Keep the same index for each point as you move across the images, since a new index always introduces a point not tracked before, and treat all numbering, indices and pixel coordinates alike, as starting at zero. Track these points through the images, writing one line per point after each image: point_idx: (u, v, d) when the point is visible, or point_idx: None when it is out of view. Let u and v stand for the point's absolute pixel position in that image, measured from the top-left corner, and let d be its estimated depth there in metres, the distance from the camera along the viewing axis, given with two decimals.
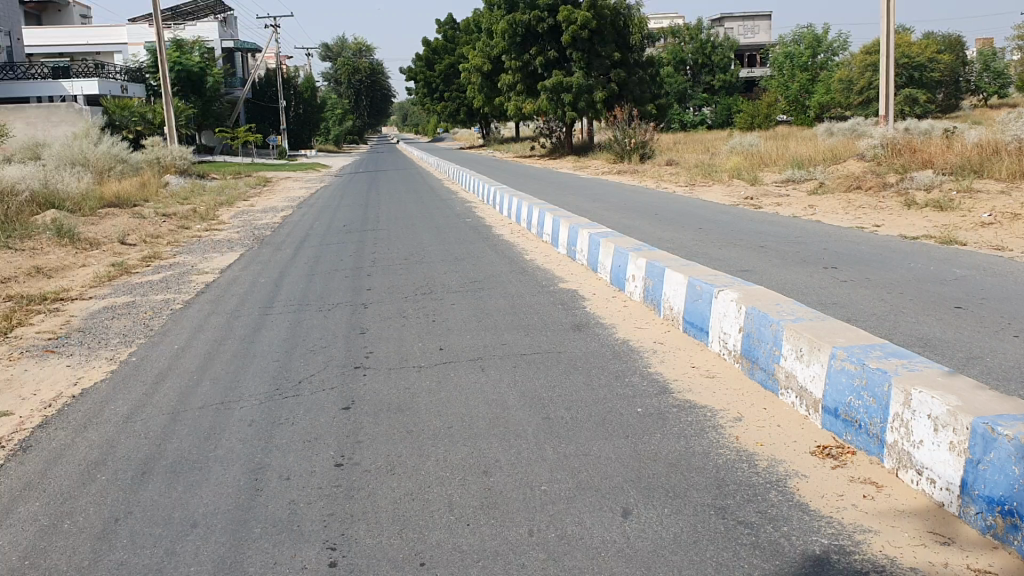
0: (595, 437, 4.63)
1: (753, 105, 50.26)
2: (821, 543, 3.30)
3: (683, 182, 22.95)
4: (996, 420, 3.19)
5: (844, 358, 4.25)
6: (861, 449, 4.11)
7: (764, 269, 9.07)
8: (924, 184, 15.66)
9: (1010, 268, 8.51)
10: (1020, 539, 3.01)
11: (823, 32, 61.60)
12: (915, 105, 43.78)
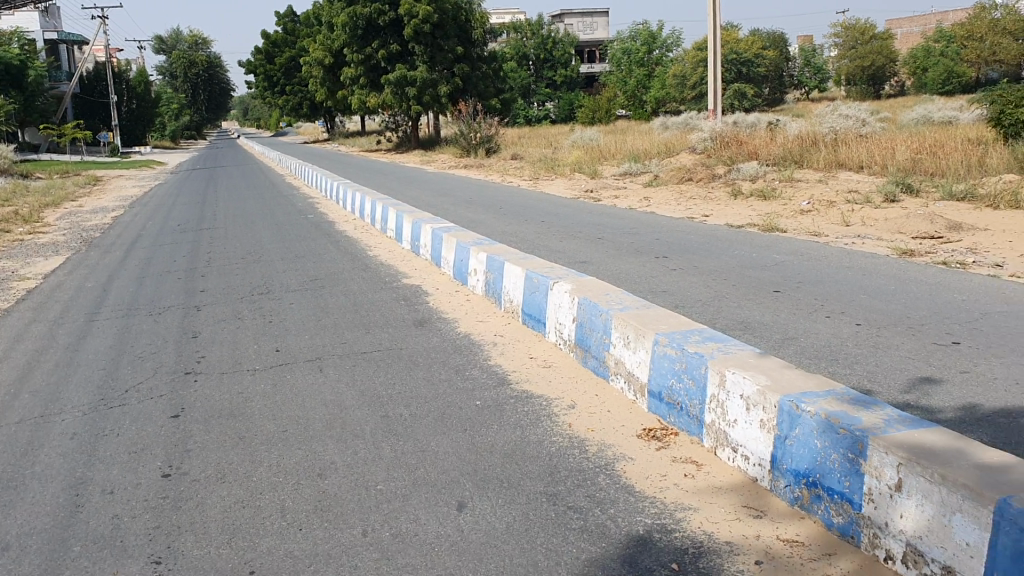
0: (433, 432, 4.63)
1: (594, 100, 51.54)
2: (645, 523, 3.43)
3: (527, 176, 23.25)
4: (800, 397, 3.39)
5: (665, 343, 4.41)
6: (682, 430, 4.28)
7: (600, 260, 9.33)
8: (750, 175, 16.46)
9: (824, 253, 9.07)
10: (823, 508, 3.21)
11: (658, 28, 63.72)
12: (744, 99, 45.99)
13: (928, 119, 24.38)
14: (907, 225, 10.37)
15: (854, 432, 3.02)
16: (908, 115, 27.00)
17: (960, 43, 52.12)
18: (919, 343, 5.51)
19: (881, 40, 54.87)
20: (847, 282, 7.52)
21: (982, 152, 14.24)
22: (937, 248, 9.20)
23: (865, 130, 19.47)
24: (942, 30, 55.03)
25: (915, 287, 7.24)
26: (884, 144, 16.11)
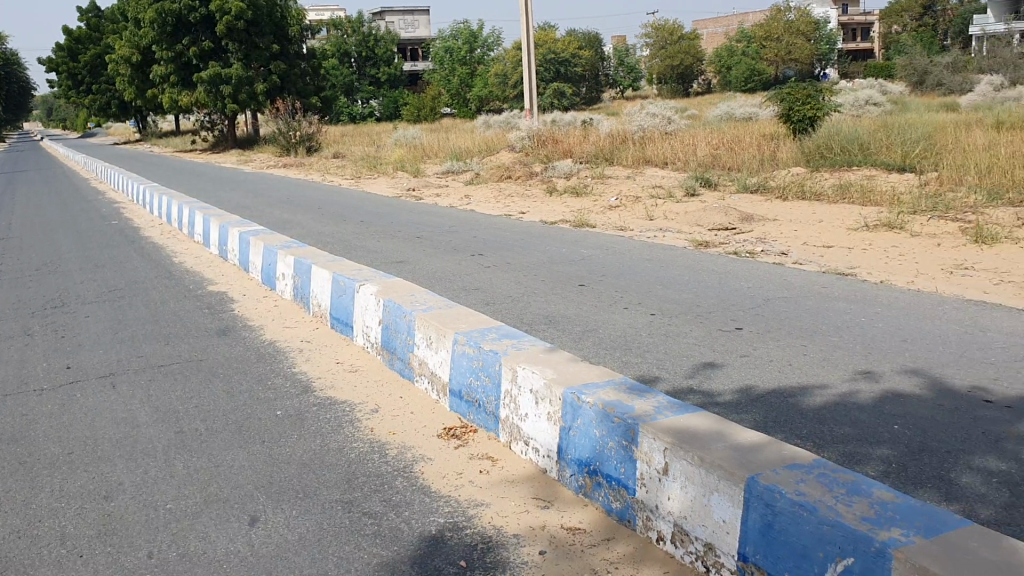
0: (229, 445, 4.50)
1: (419, 99, 51.51)
2: (438, 523, 3.46)
3: (347, 175, 22.95)
4: (582, 389, 3.51)
5: (463, 342, 4.45)
6: (481, 427, 4.35)
7: (415, 259, 9.36)
8: (564, 172, 16.89)
9: (628, 247, 9.46)
10: (604, 494, 3.34)
11: (479, 26, 64.27)
12: (563, 97, 47.25)
13: (730, 116, 25.78)
14: (704, 218, 10.93)
15: (627, 420, 3.16)
16: (712, 112, 28.45)
17: (759, 44, 55.53)
18: (707, 330, 5.82)
19: (689, 40, 57.54)
20: (646, 274, 7.86)
21: (773, 148, 15.22)
22: (731, 239, 9.77)
23: (671, 128, 20.42)
24: (744, 31, 58.30)
25: (707, 276, 7.65)
26: (687, 141, 16.94)
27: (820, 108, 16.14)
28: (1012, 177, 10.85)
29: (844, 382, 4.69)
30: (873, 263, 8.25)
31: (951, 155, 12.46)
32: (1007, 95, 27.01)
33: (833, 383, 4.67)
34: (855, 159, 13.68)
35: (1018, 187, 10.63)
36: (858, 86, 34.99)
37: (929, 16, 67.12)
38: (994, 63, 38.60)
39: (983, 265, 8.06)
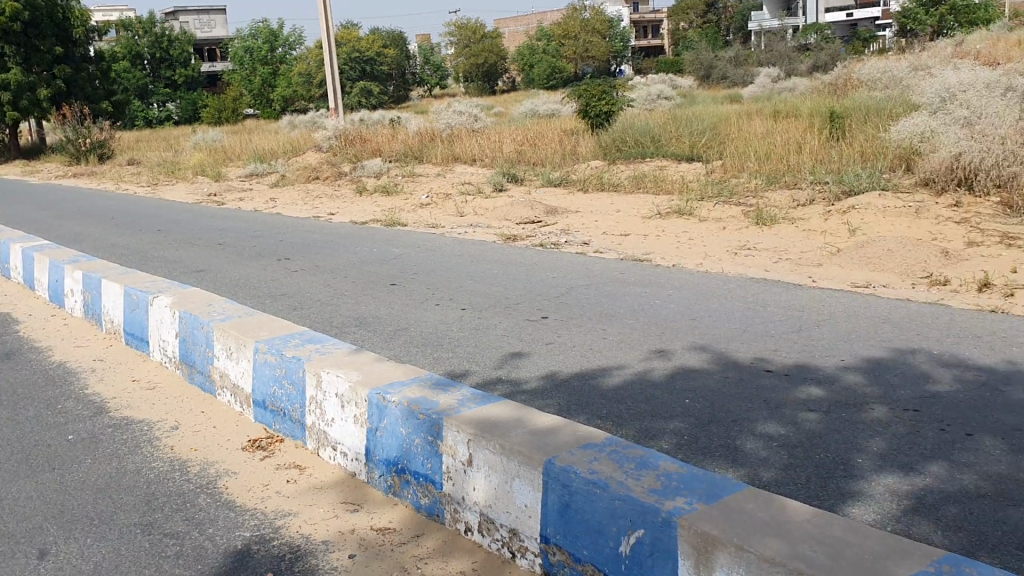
0: (14, 477, 4.19)
1: (220, 100, 49.66)
2: (244, 537, 3.37)
3: (143, 182, 21.81)
4: (386, 389, 3.50)
5: (265, 350, 4.34)
6: (287, 435, 4.26)
7: (217, 267, 9.04)
8: (373, 172, 16.77)
9: (438, 244, 9.52)
10: (412, 492, 3.35)
11: (279, 25, 62.55)
12: (370, 96, 46.94)
13: (534, 113, 26.41)
14: (511, 212, 11.14)
15: (430, 416, 3.19)
16: (516, 109, 29.01)
17: (559, 42, 57.17)
18: (514, 321, 5.96)
19: (491, 39, 58.33)
20: (455, 269, 7.95)
21: (573, 143, 15.72)
22: (536, 232, 10.00)
23: (476, 125, 20.69)
24: (543, 29, 59.70)
25: (515, 269, 7.82)
26: (493, 138, 17.20)
27: (615, 102, 16.81)
28: (788, 163, 11.71)
29: (640, 362, 4.96)
30: (667, 248, 8.69)
31: (733, 143, 13.30)
32: (782, 87, 29.07)
33: (630, 364, 4.94)
34: (649, 150, 14.34)
35: (792, 171, 11.50)
36: (650, 82, 36.66)
37: (713, 14, 71.18)
38: (771, 57, 41.36)
39: (764, 245, 8.67)
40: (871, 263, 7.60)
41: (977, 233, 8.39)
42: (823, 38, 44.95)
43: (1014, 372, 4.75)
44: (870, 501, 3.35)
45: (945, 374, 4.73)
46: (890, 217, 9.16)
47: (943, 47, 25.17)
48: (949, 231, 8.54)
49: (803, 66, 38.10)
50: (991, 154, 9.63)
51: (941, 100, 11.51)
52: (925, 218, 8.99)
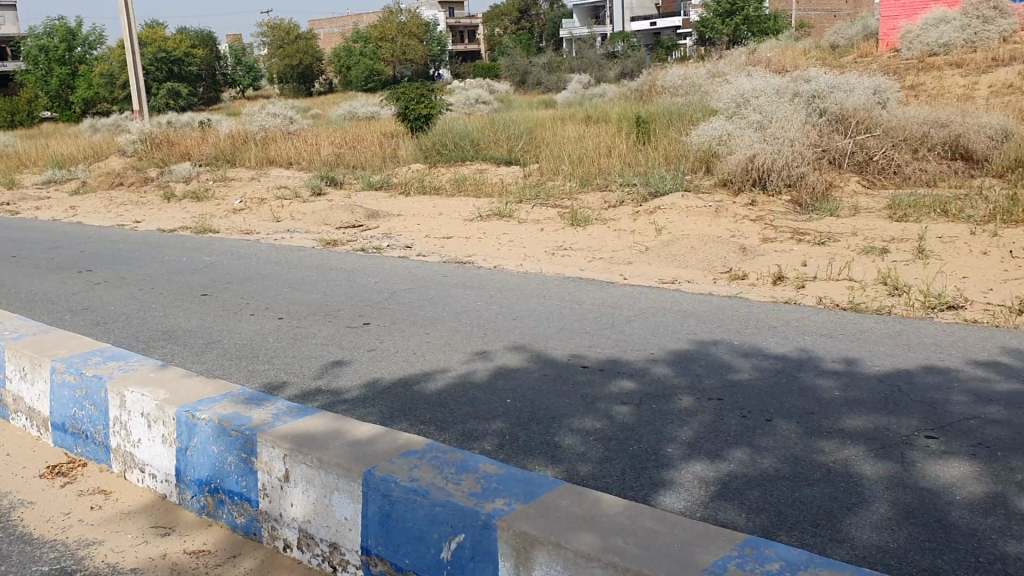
0: None
1: (10, 102, 46.16)
2: (42, 572, 3.12)
3: None
4: (196, 406, 3.36)
5: (63, 370, 4.06)
6: (91, 460, 4.01)
7: (10, 282, 8.40)
8: (183, 177, 16.06)
9: (253, 250, 9.23)
10: (228, 511, 3.23)
11: (76, 23, 58.85)
12: (178, 98, 44.93)
13: (351, 115, 26.07)
14: (330, 216, 10.94)
15: (243, 432, 3.08)
16: (332, 112, 28.58)
17: (376, 44, 56.76)
18: (333, 328, 5.85)
19: (306, 41, 57.20)
20: (272, 277, 7.73)
21: (392, 146, 15.64)
22: (356, 236, 9.88)
23: (292, 128, 20.20)
24: (359, 30, 59.10)
25: (334, 274, 7.69)
26: (310, 141, 16.86)
27: (433, 106, 16.86)
28: (600, 165, 12.11)
29: (461, 365, 4.99)
30: (486, 250, 8.80)
31: (548, 147, 13.62)
32: (593, 92, 30.05)
33: (451, 367, 4.96)
34: (467, 153, 14.47)
35: (604, 174, 11.90)
36: (466, 86, 37.05)
37: (526, 20, 72.69)
38: (582, 64, 42.62)
39: (579, 245, 8.92)
40: (677, 260, 7.98)
41: (771, 229, 8.96)
42: (629, 46, 46.77)
43: (805, 358, 5.11)
44: (680, 489, 3.51)
45: (745, 363, 5.02)
46: (693, 215, 9.64)
47: (737, 55, 26.73)
48: (747, 228, 9.08)
49: (612, 72, 39.53)
50: (782, 156, 10.32)
51: (736, 105, 12.22)
52: (725, 216, 9.51)
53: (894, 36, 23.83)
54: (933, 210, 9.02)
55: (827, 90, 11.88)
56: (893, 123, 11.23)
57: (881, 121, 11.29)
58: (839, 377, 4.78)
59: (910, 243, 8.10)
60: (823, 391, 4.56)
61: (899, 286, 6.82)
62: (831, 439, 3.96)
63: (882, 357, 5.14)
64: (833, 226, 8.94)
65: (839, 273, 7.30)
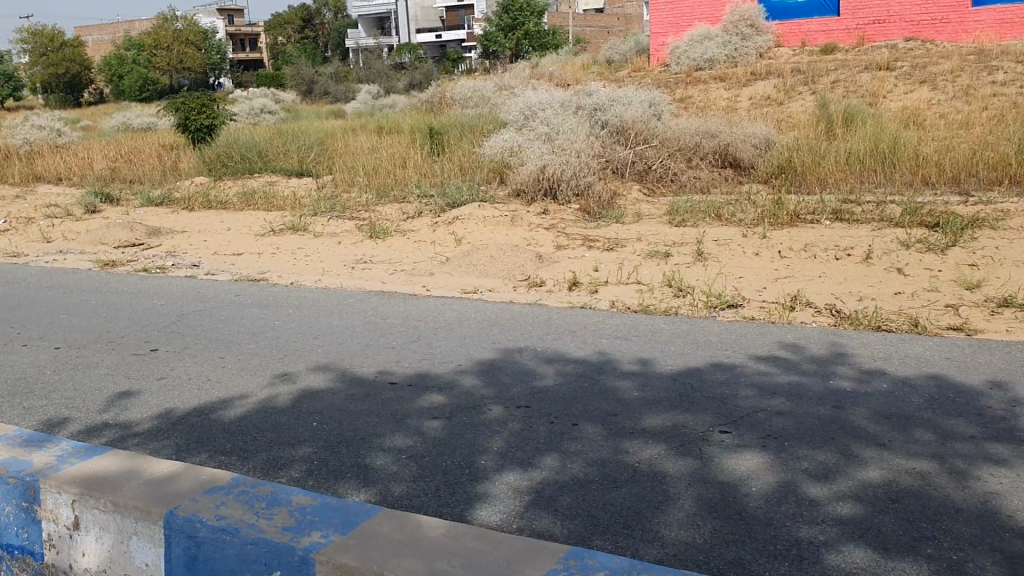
0: None
1: None
2: None
3: None
4: None
5: None
6: None
7: None
8: None
9: (21, 274, 8.48)
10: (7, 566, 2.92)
11: None
12: None
13: (126, 127, 24.60)
14: (108, 234, 10.24)
15: (23, 478, 2.80)
16: (104, 124, 26.80)
17: (150, 52, 53.92)
18: (118, 356, 5.46)
19: (72, 47, 53.45)
20: (44, 303, 7.13)
21: (173, 159, 14.89)
22: (138, 256, 9.29)
23: (59, 140, 18.79)
24: (131, 38, 55.94)
25: (115, 298, 7.19)
26: (81, 155, 15.75)
27: (215, 116, 16.16)
28: (395, 176, 12.05)
29: (262, 389, 4.79)
30: (281, 266, 8.51)
31: (340, 159, 13.40)
32: (383, 103, 29.86)
33: (252, 392, 4.75)
34: (256, 166, 13.98)
35: (399, 185, 11.84)
36: (250, 96, 35.85)
37: (309, 30, 71.37)
38: (369, 74, 42.30)
39: (378, 257, 8.82)
40: (476, 269, 8.05)
41: (564, 237, 9.23)
42: (416, 58, 46.94)
43: (604, 361, 5.27)
44: (495, 502, 3.52)
45: (548, 369, 5.12)
46: (489, 225, 9.76)
47: (521, 68, 27.39)
48: (541, 236, 9.29)
49: (401, 83, 39.50)
50: (570, 166, 10.67)
51: (525, 117, 12.53)
52: (520, 225, 9.70)
53: (664, 52, 25.18)
54: (708, 214, 9.59)
55: (609, 103, 12.38)
56: (669, 133, 11.84)
57: (659, 131, 11.88)
58: (637, 378, 4.97)
59: (691, 246, 8.57)
60: (623, 392, 4.72)
61: (684, 287, 7.20)
62: (634, 440, 4.10)
63: (674, 356, 5.39)
64: (620, 233, 9.32)
65: (630, 277, 7.61)
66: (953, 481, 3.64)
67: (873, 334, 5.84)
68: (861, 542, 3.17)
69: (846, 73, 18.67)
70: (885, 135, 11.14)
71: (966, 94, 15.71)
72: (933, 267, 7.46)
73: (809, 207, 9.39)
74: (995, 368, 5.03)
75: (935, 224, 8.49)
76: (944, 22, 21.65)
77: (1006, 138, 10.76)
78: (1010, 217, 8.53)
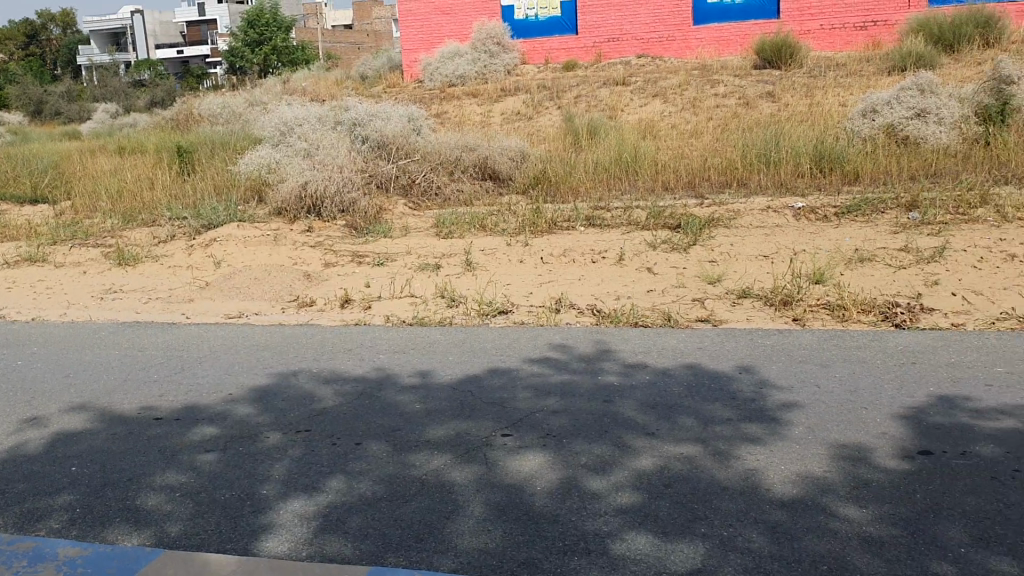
0: None
1: None
2: None
3: None
4: None
5: None
6: None
7: None
8: None
9: None
10: None
11: None
12: None
13: None
14: None
15: None
16: None
17: None
18: None
19: None
20: None
21: None
22: None
23: None
24: None
25: None
26: None
27: None
28: (143, 199, 11.36)
29: (11, 436, 4.36)
30: (20, 301, 7.78)
31: (80, 182, 12.44)
32: (122, 122, 28.06)
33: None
34: None
35: (148, 208, 11.18)
36: None
37: (33, 46, 65.82)
38: (106, 93, 39.62)
39: (131, 286, 8.29)
40: (241, 292, 7.74)
41: (331, 254, 9.08)
42: (155, 74, 44.51)
43: (382, 377, 5.23)
44: (281, 531, 3.40)
45: (326, 390, 5.00)
46: (250, 246, 9.43)
47: (271, 84, 26.66)
48: (307, 254, 9.09)
49: (141, 101, 37.27)
50: (331, 182, 10.52)
51: (281, 134, 12.23)
52: (283, 245, 9.45)
53: (416, 68, 25.43)
54: (472, 225, 9.76)
55: (366, 118, 12.32)
56: (429, 148, 11.96)
57: (419, 145, 11.96)
58: (417, 391, 4.96)
59: (459, 257, 8.69)
60: (404, 406, 4.70)
61: (456, 297, 7.29)
62: (419, 452, 4.09)
63: (451, 366, 5.43)
64: (388, 247, 9.29)
65: (401, 291, 7.59)
66: (717, 461, 3.91)
67: (633, 330, 6.18)
68: (641, 529, 3.34)
69: (587, 89, 19.66)
70: (629, 145, 11.83)
71: (694, 105, 16.99)
72: (679, 266, 7.99)
73: (565, 215, 9.79)
74: (741, 354, 5.46)
75: (678, 225, 9.11)
76: (669, 40, 23.31)
77: (732, 145, 11.73)
78: (740, 216, 9.31)
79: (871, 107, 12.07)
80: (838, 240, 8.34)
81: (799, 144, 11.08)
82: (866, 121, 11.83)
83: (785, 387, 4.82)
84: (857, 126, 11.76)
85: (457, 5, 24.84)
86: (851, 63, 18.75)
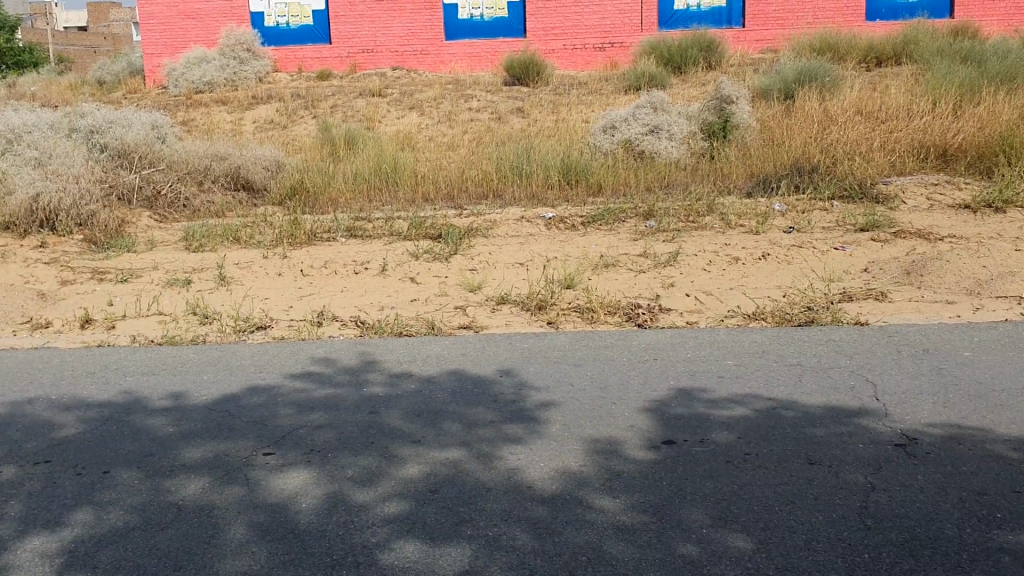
0: None
1: None
2: None
3: None
4: None
5: None
6: None
7: None
8: None
9: None
10: None
11: None
12: None
13: None
14: None
15: None
16: None
17: None
18: None
19: None
20: None
21: None
22: None
23: None
24: None
25: None
26: None
27: None
28: None
29: None
30: None
31: None
32: None
33: None
34: None
35: None
36: None
37: None
38: None
39: None
40: None
41: (68, 271, 8.46)
42: None
43: (132, 400, 4.95)
44: None
45: (68, 417, 4.67)
46: None
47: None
48: (41, 272, 8.42)
49: None
50: (67, 194, 9.81)
51: (7, 141, 11.26)
52: (13, 262, 8.71)
53: (159, 73, 24.10)
54: (225, 238, 9.42)
55: (104, 124, 11.73)
56: (176, 156, 11.39)
57: (164, 154, 11.37)
58: (170, 413, 4.74)
59: (212, 271, 8.37)
60: (156, 430, 4.48)
61: (210, 313, 7.01)
62: (175, 476, 3.93)
63: (207, 385, 5.24)
64: (133, 262, 8.78)
65: (149, 308, 7.22)
66: (481, 464, 4.04)
67: (396, 340, 6.23)
68: (409, 536, 3.39)
69: (343, 99, 19.55)
70: (386, 157, 11.88)
71: (449, 118, 17.31)
72: (440, 275, 8.14)
73: (325, 226, 9.68)
74: (501, 358, 5.66)
75: (438, 235, 9.28)
76: (422, 54, 23.65)
77: (486, 157, 12.08)
78: (496, 226, 9.60)
79: (612, 123, 12.83)
80: (585, 247, 8.82)
81: (548, 157, 11.60)
82: (606, 136, 12.57)
83: (542, 388, 5.05)
84: (599, 141, 12.48)
85: (203, 10, 23.89)
86: (592, 82, 19.86)
